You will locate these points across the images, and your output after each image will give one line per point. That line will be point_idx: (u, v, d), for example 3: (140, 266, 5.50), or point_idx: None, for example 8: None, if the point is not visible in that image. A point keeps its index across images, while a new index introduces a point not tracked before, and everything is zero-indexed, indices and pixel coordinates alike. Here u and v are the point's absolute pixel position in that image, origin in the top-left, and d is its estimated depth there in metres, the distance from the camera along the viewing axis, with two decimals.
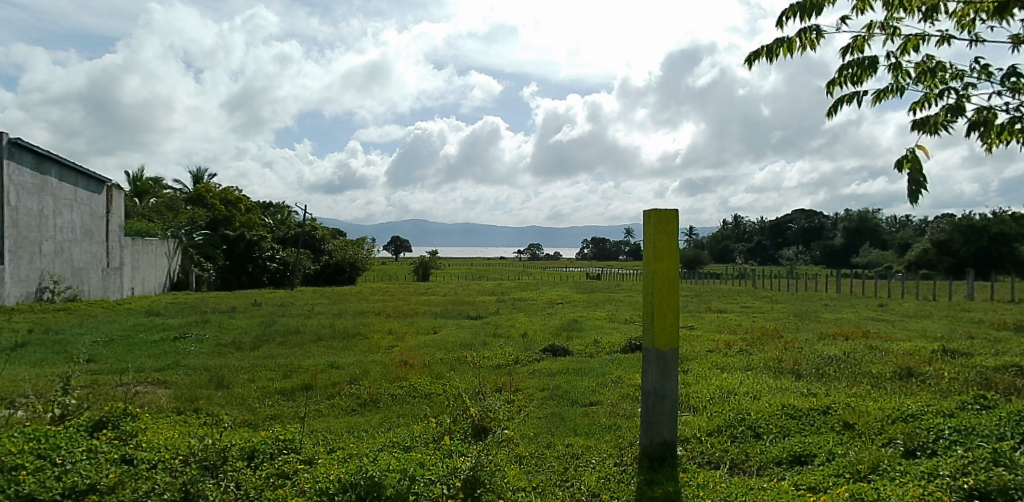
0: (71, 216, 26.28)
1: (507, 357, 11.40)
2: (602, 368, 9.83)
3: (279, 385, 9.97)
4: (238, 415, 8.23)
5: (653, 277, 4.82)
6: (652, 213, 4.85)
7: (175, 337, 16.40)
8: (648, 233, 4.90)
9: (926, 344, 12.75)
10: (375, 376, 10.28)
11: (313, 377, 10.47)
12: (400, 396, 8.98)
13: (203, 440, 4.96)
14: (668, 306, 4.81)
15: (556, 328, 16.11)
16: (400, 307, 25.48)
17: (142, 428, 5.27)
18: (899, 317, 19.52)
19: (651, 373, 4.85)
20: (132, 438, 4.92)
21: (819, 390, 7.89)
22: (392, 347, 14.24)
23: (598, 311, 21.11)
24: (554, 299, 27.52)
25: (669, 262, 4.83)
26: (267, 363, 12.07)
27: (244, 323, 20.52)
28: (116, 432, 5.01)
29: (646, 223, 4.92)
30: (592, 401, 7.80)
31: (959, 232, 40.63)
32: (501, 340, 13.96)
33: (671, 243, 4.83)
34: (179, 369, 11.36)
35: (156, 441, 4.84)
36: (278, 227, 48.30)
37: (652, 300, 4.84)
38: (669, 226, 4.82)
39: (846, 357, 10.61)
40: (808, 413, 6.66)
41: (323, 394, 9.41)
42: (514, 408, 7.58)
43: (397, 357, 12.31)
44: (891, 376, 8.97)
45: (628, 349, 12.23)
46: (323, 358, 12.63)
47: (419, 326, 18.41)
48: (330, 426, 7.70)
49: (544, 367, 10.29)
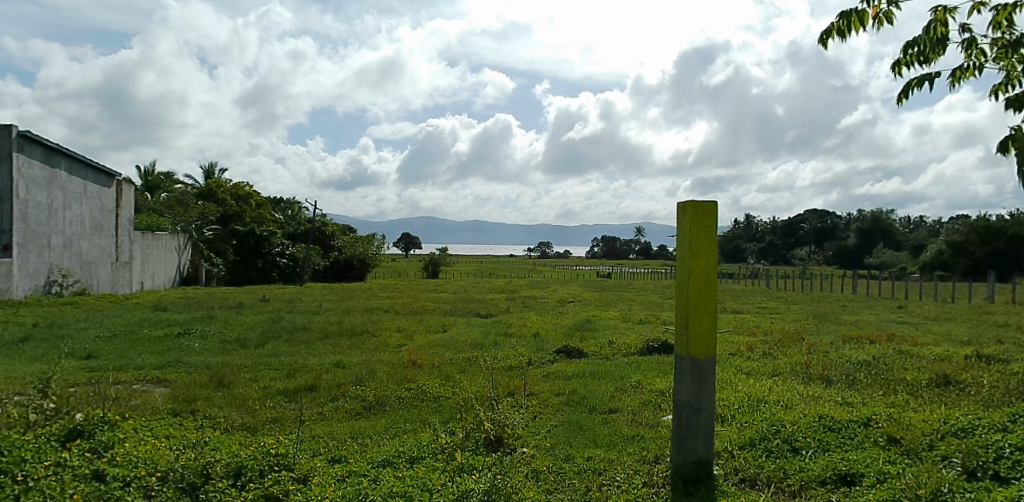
0: (80, 210, 26.10)
1: (518, 358, 10.90)
2: (619, 372, 9.32)
3: (282, 385, 9.58)
4: (236, 418, 7.86)
5: (689, 276, 4.35)
6: (688, 204, 4.36)
7: (179, 333, 16.06)
8: (683, 228, 4.42)
9: (957, 347, 12.14)
10: (382, 377, 9.83)
11: (317, 377, 10.05)
12: (407, 400, 8.53)
13: (187, 452, 4.57)
14: (705, 310, 4.33)
15: (569, 328, 15.62)
16: (409, 304, 25.08)
17: (120, 437, 4.91)
18: (920, 320, 18.84)
19: (685, 383, 4.37)
20: (106, 450, 4.55)
21: (856, 399, 7.34)
22: (399, 346, 13.81)
23: (611, 311, 20.59)
24: (565, 297, 27.03)
25: (707, 260, 4.34)
26: (271, 362, 11.69)
27: (250, 319, 20.24)
28: (90, 443, 4.65)
29: (681, 216, 4.44)
30: (611, 408, 7.32)
31: (975, 233, 39.67)
32: (511, 340, 13.48)
33: (708, 238, 4.35)
34: (180, 367, 11.00)
35: (134, 453, 4.46)
36: (288, 222, 48.09)
37: (687, 302, 4.37)
38: (706, 220, 4.33)
39: (875, 361, 10.02)
40: (846, 424, 6.13)
41: (327, 395, 8.98)
42: (529, 416, 7.14)
43: (404, 357, 11.86)
44: (929, 382, 8.38)
45: (643, 351, 11.72)
46: (327, 357, 12.22)
47: (427, 324, 17.96)
48: (334, 431, 7.28)
49: (557, 369, 9.81)
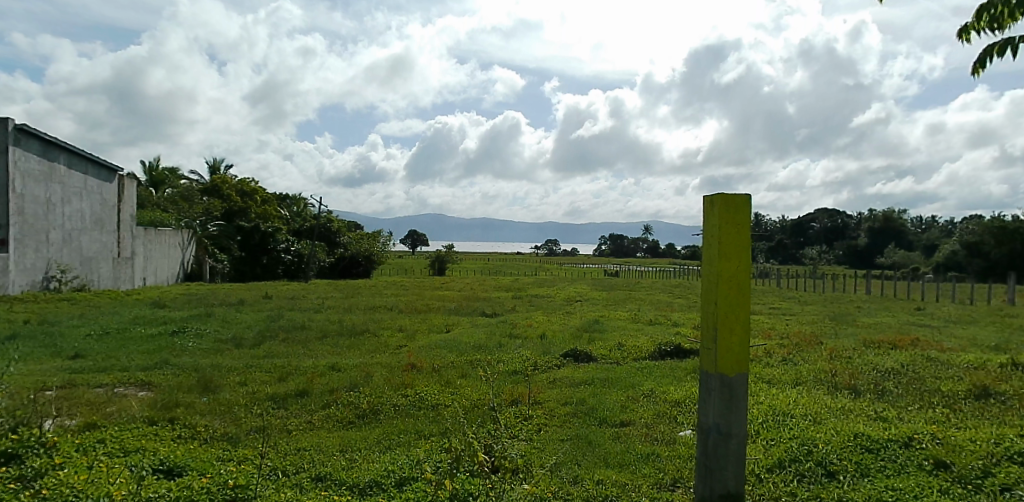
0: (81, 205, 25.68)
1: (522, 362, 10.34)
2: (630, 379, 8.73)
3: (272, 390, 9.08)
4: (218, 427, 7.38)
5: (717, 281, 3.74)
6: (718, 197, 3.73)
7: (173, 331, 15.64)
8: (710, 225, 3.82)
9: (987, 354, 11.43)
10: (377, 382, 9.28)
11: (309, 381, 9.52)
12: (403, 408, 7.96)
13: (124, 486, 4.29)
14: (736, 320, 3.72)
15: (576, 329, 15.01)
16: (413, 302, 24.55)
17: (52, 464, 4.78)
18: (941, 323, 18.13)
19: (711, 405, 3.78)
20: (33, 481, 4.30)
21: (892, 415, 6.70)
22: (399, 347, 13.30)
23: (620, 312, 19.98)
24: (573, 296, 26.39)
25: (739, 261, 3.74)
26: (264, 363, 11.19)
27: (249, 316, 19.75)
28: (17, 471, 4.46)
29: (709, 211, 3.84)
30: (623, 420, 6.72)
31: (990, 234, 38.66)
32: (516, 342, 12.90)
33: (741, 236, 3.74)
34: (167, 370, 10.53)
35: (67, 485, 4.14)
36: (293, 218, 47.72)
37: (715, 311, 3.77)
38: (739, 216, 3.71)
39: (904, 369, 9.34)
40: (884, 444, 5.50)
41: (319, 402, 8.44)
42: (534, 430, 6.57)
43: (403, 360, 11.29)
44: (968, 394, 7.72)
45: (655, 356, 11.13)
46: (324, 359, 11.69)
47: (430, 324, 17.42)
48: (323, 443, 6.78)
49: (564, 375, 9.22)
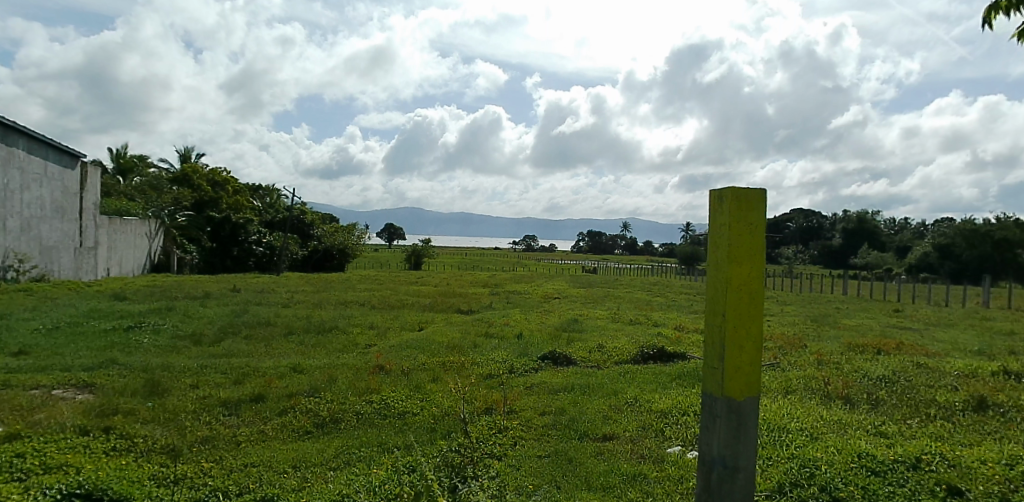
0: (40, 192, 24.35)
1: (498, 364, 9.79)
2: (613, 385, 8.20)
3: (226, 394, 8.39)
4: (160, 437, 6.67)
5: (725, 289, 3.18)
6: (728, 192, 3.18)
7: (129, 326, 14.75)
8: (717, 224, 3.27)
9: (977, 360, 11.15)
10: (341, 386, 8.63)
11: (267, 385, 8.84)
12: (366, 417, 7.33)
13: None
14: (745, 335, 3.19)
15: (554, 329, 14.50)
16: (387, 298, 23.82)
17: None
18: (920, 325, 17.99)
19: (715, 433, 3.23)
20: None
21: (892, 429, 6.25)
22: (369, 346, 12.63)
23: (599, 310, 19.52)
24: (551, 293, 25.87)
25: (752, 265, 3.19)
26: (221, 364, 10.46)
27: (213, 311, 18.84)
28: None
29: (715, 208, 3.29)
30: (606, 434, 6.19)
31: (962, 236, 39.01)
32: (493, 342, 12.35)
33: (754, 237, 3.19)
34: (114, 370, 9.74)
35: None
36: (266, 210, 46.55)
37: (721, 324, 3.21)
38: (749, 213, 3.17)
39: (895, 376, 8.96)
40: (890, 466, 5.04)
41: (276, 409, 7.77)
42: (509, 444, 5.98)
43: (371, 360, 10.67)
44: (966, 404, 7.35)
45: (638, 359, 10.66)
46: (287, 359, 11.01)
47: (403, 321, 16.74)
48: (276, 457, 6.15)
49: (542, 380, 8.65)
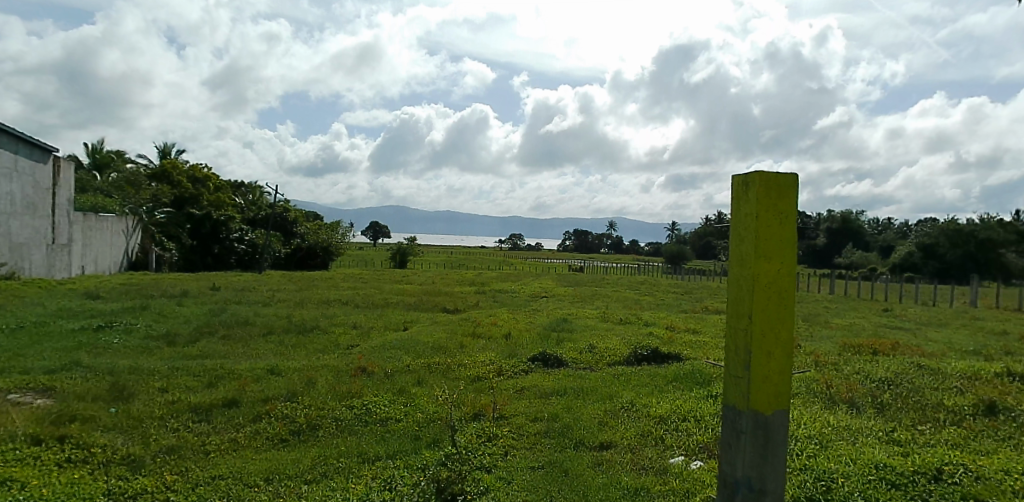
0: (10, 187, 23.48)
1: (486, 367, 9.35)
2: (607, 389, 7.79)
3: (197, 399, 7.87)
4: (122, 446, 6.16)
5: (753, 289, 2.77)
6: (756, 177, 2.78)
7: (99, 326, 14.10)
8: (742, 215, 2.88)
9: (976, 361, 10.88)
10: (320, 390, 8.14)
11: (241, 388, 8.33)
12: (346, 423, 6.86)
13: None
14: (774, 341, 2.78)
15: (543, 328, 14.10)
16: (371, 297, 23.27)
17: None
18: (913, 325, 17.79)
19: (740, 452, 2.83)
20: None
21: (905, 436, 5.90)
22: (351, 347, 12.12)
23: (588, 309, 19.13)
24: (538, 292, 25.48)
25: (783, 261, 2.79)
26: (193, 366, 9.93)
27: (189, 310, 18.21)
28: None
29: (740, 196, 2.89)
30: (603, 442, 5.79)
31: (945, 237, 39.19)
32: (480, 342, 11.91)
33: (785, 228, 2.79)
34: (78, 372, 9.18)
35: None
36: (248, 207, 45.73)
37: (747, 330, 2.80)
38: (780, 202, 2.77)
39: (898, 378, 8.63)
40: (911, 478, 4.66)
41: (250, 415, 7.28)
42: (499, 454, 5.55)
43: (353, 362, 10.19)
44: (976, 409, 7.02)
45: (631, 361, 10.26)
46: (264, 362, 10.49)
47: (387, 320, 16.24)
48: (247, 468, 5.68)
49: (533, 383, 8.24)
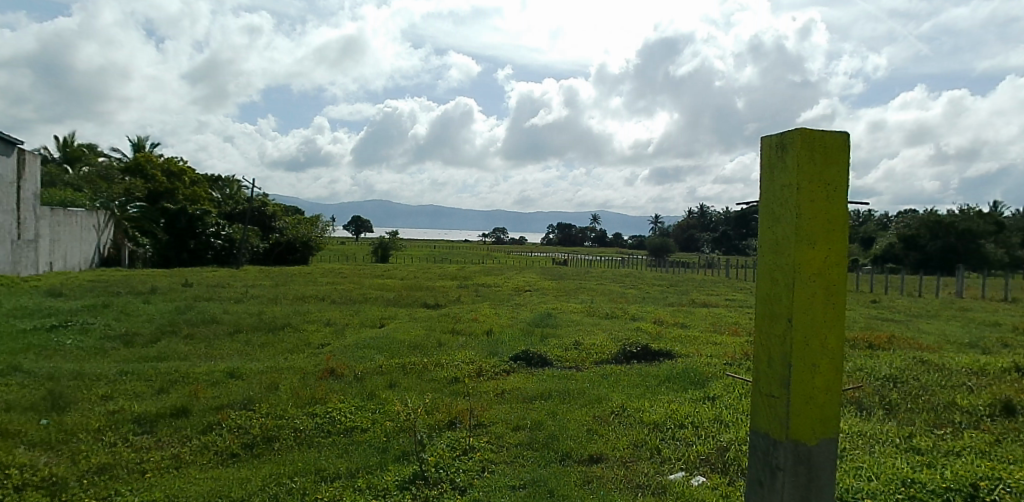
0: None
1: (465, 366, 8.70)
2: (596, 391, 7.18)
3: (141, 408, 7.09)
4: (44, 466, 5.41)
5: (794, 285, 2.13)
6: (796, 137, 2.13)
7: (55, 325, 13.23)
8: (776, 189, 2.23)
9: (977, 355, 10.36)
10: (281, 396, 7.40)
11: (193, 395, 7.57)
12: (305, 434, 6.16)
13: None
14: (819, 351, 2.14)
15: (527, 324, 13.50)
16: (350, 292, 22.52)
17: None
18: (906, 317, 17.39)
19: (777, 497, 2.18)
20: None
21: (923, 443, 5.35)
22: (321, 347, 11.40)
23: (573, 303, 18.58)
24: (522, 286, 24.85)
25: (830, 247, 2.16)
26: (147, 369, 9.13)
27: (155, 307, 17.31)
28: None
29: (774, 162, 2.24)
30: (593, 455, 5.16)
31: (926, 228, 38.79)
32: (460, 340, 11.22)
33: (833, 204, 2.16)
34: (17, 378, 8.39)
35: None
36: (225, 202, 44.60)
37: (786, 337, 2.15)
38: (823, 169, 2.14)
39: (904, 375, 8.08)
40: (945, 496, 4.05)
41: (199, 425, 6.55)
42: (476, 471, 4.89)
43: (321, 363, 9.46)
44: (994, 410, 6.46)
45: (619, 358, 9.65)
46: (226, 363, 9.75)
47: (363, 316, 15.54)
48: (186, 490, 4.98)
49: (514, 385, 7.56)
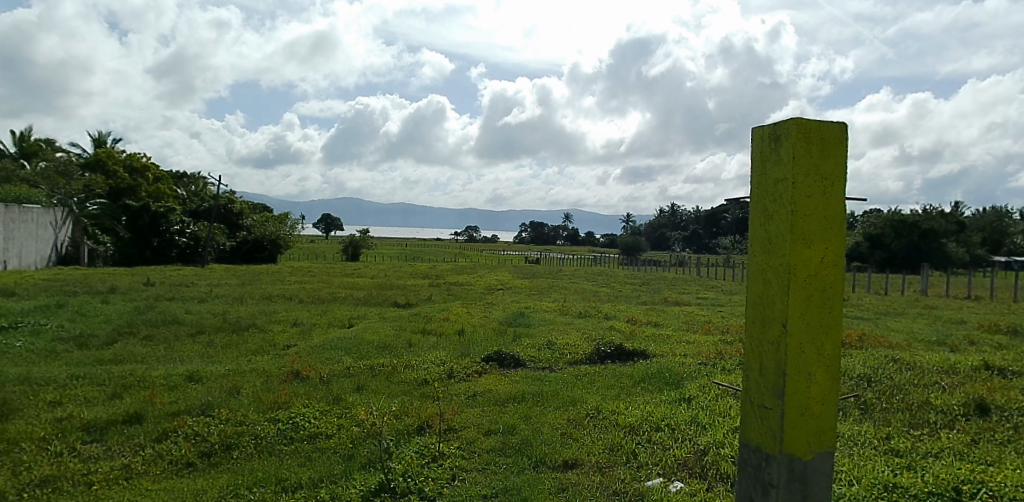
0: None
1: (436, 368, 8.45)
2: (570, 393, 7.01)
3: (91, 414, 6.69)
4: None
5: (790, 289, 1.95)
6: (793, 127, 1.94)
7: (3, 327, 12.58)
8: (770, 184, 2.05)
9: (945, 353, 10.46)
10: (242, 401, 7.06)
11: (148, 400, 7.18)
12: (267, 442, 5.86)
13: None
14: (815, 358, 1.98)
15: (500, 324, 13.26)
16: (319, 291, 22.01)
17: None
18: (874, 315, 17.60)
19: None
20: None
21: (901, 444, 5.30)
22: (286, 348, 11.01)
23: (546, 302, 18.41)
24: (494, 285, 24.63)
25: (828, 247, 1.99)
26: (99, 372, 8.67)
27: (112, 307, 16.64)
28: None
29: (768, 155, 2.06)
30: (568, 461, 4.98)
31: (890, 227, 39.71)
32: (431, 341, 10.93)
33: (832, 201, 1.98)
34: None
35: None
36: (190, 199, 43.45)
37: (782, 345, 1.98)
38: (822, 163, 1.96)
39: (877, 374, 8.08)
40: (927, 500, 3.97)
41: (153, 433, 6.18)
42: (446, 480, 4.67)
43: (286, 365, 9.12)
44: (967, 410, 6.46)
45: (593, 359, 9.49)
46: (185, 366, 9.31)
47: (332, 316, 15.14)
48: None
49: (486, 387, 7.35)
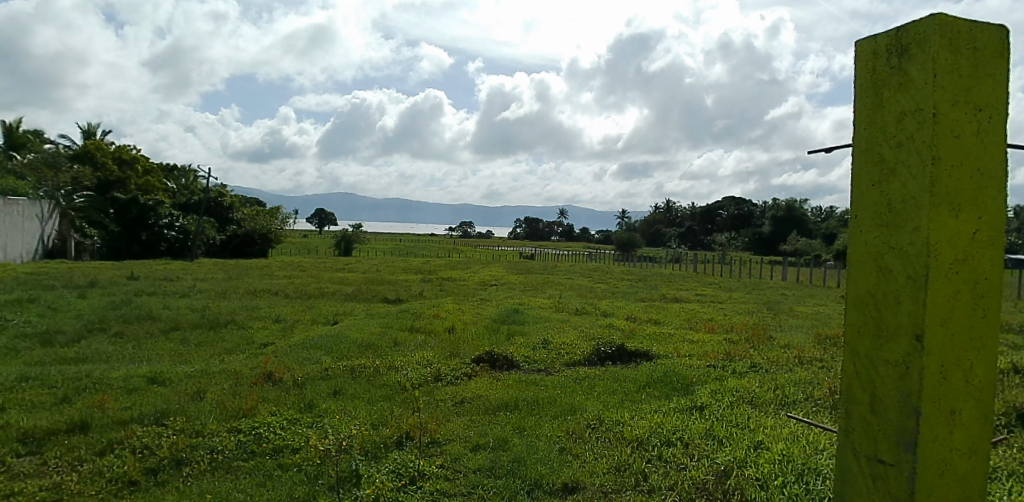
0: None
1: (421, 370, 7.72)
2: (569, 399, 6.31)
3: (30, 423, 5.93)
4: None
5: (932, 282, 1.28)
6: (932, 29, 1.28)
7: None
8: (890, 120, 1.39)
9: None
10: (205, 406, 6.36)
11: (97, 407, 6.40)
12: (223, 457, 5.14)
13: None
14: (957, 388, 1.32)
15: (492, 321, 12.55)
16: (306, 286, 21.22)
17: None
18: None
19: None
20: None
21: None
22: (264, 347, 10.23)
23: (540, 299, 17.61)
24: (487, 280, 23.93)
25: (982, 217, 1.31)
26: (54, 374, 7.92)
27: (87, 302, 15.78)
28: None
29: (885, 77, 1.39)
30: (569, 484, 4.29)
31: None
32: (419, 339, 10.22)
33: (989, 146, 1.31)
34: None
35: None
36: (180, 191, 42.49)
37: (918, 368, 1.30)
38: (971, 85, 1.30)
39: None
40: None
41: (96, 445, 5.46)
42: None
43: (259, 365, 8.39)
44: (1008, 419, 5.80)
45: (593, 360, 8.80)
46: (148, 367, 8.52)
47: (316, 313, 14.38)
48: None
49: (475, 392, 6.66)
